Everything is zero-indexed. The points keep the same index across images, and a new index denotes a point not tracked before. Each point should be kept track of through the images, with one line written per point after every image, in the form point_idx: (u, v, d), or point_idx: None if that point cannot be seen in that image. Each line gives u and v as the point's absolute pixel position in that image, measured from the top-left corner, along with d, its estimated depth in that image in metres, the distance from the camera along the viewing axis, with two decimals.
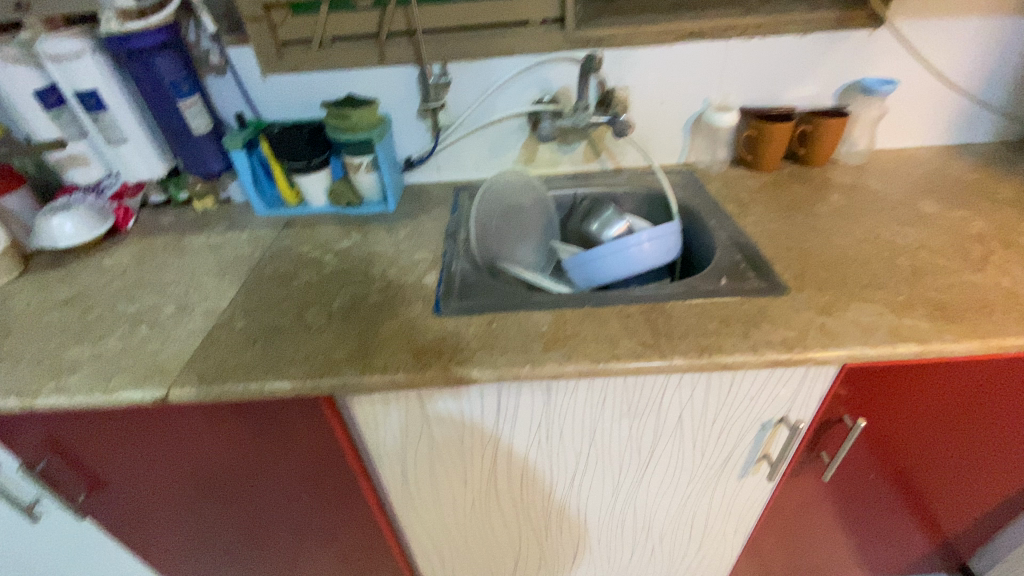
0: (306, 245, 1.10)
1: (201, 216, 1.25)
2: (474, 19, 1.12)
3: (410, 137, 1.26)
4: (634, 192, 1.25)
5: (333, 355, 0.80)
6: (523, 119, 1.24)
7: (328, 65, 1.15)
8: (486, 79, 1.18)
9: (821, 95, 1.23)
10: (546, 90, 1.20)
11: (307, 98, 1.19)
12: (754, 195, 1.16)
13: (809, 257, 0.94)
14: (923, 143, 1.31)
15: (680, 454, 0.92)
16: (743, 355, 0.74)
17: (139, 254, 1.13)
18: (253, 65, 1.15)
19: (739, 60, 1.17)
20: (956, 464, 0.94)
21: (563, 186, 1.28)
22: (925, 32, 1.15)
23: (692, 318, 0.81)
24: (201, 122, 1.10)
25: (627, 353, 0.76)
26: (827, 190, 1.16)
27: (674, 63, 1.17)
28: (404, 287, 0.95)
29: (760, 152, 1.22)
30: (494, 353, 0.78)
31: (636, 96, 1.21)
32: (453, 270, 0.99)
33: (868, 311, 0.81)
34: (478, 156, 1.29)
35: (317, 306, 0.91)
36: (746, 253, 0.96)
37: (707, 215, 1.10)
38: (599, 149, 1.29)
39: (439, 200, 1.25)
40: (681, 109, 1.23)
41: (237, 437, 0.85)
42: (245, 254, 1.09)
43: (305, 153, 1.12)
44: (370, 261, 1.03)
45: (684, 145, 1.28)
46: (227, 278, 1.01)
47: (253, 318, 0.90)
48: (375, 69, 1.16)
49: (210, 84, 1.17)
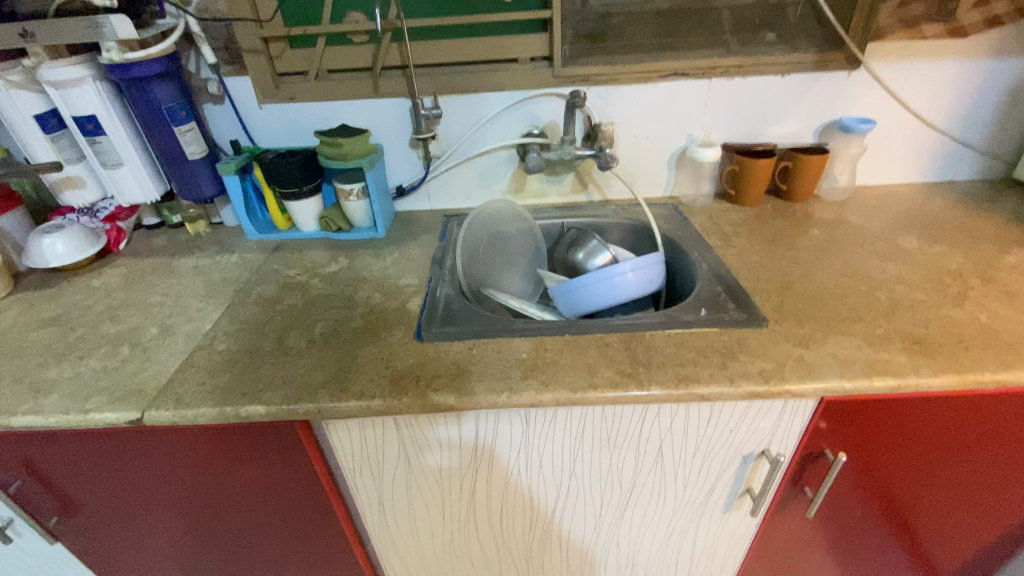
0: (294, 269, 1.11)
1: (192, 238, 1.27)
2: (465, 55, 1.17)
3: (402, 166, 1.29)
4: (620, 223, 1.27)
5: (311, 379, 0.80)
6: (512, 151, 1.27)
7: (323, 95, 1.19)
8: (476, 112, 1.21)
9: (801, 132, 1.26)
10: (534, 123, 1.23)
11: (301, 126, 1.22)
12: (738, 228, 1.18)
13: (789, 289, 0.95)
14: (903, 180, 1.34)
15: (661, 487, 0.90)
16: (720, 386, 0.75)
17: (128, 275, 1.14)
18: (250, 94, 1.18)
19: (720, 98, 1.21)
20: (943, 502, 0.92)
21: (550, 216, 1.30)
22: (899, 75, 1.20)
23: (671, 348, 0.82)
24: (196, 148, 1.12)
25: (605, 383, 0.76)
26: (809, 224, 1.18)
27: (658, 100, 1.21)
28: (388, 312, 0.95)
29: (743, 186, 1.24)
30: (473, 380, 0.77)
31: (621, 131, 1.24)
32: (437, 296, 1.00)
33: (845, 344, 0.81)
34: (468, 186, 1.32)
35: (300, 330, 0.91)
36: (727, 284, 0.97)
37: (691, 247, 1.12)
38: (587, 181, 1.31)
39: (429, 227, 1.27)
40: (666, 144, 1.26)
41: (213, 462, 0.84)
42: (233, 277, 1.10)
43: (297, 178, 1.14)
44: (356, 285, 1.04)
45: (669, 179, 1.31)
46: (213, 300, 1.02)
47: (235, 341, 0.90)
48: (368, 101, 1.20)
49: (207, 112, 1.21)
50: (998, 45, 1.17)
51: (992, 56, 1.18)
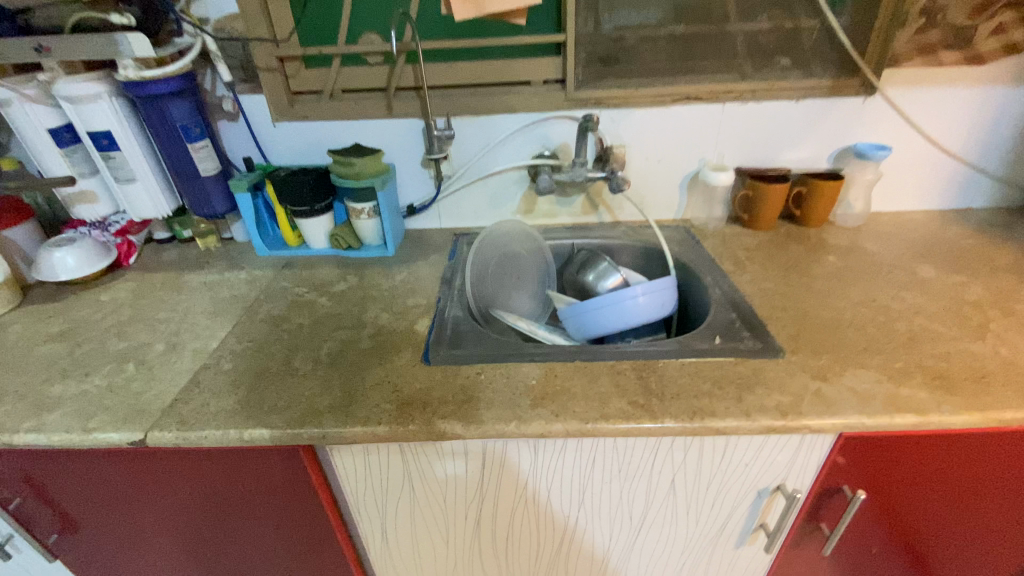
0: (302, 286, 1.11)
1: (202, 254, 1.27)
2: (479, 76, 1.17)
3: (413, 185, 1.29)
4: (631, 245, 1.26)
5: (316, 403, 0.78)
6: (523, 171, 1.26)
7: (337, 115, 1.19)
8: (488, 133, 1.21)
9: (815, 158, 1.25)
10: (546, 145, 1.23)
11: (314, 144, 1.23)
12: (751, 253, 1.16)
13: (805, 318, 0.93)
14: (919, 206, 1.32)
15: (673, 520, 0.87)
16: (736, 420, 0.72)
17: (137, 290, 1.13)
18: (265, 112, 1.19)
19: (734, 123, 1.21)
20: (967, 544, 0.89)
21: (561, 237, 1.29)
22: (915, 102, 1.19)
23: (684, 379, 0.80)
24: (209, 165, 1.13)
25: (616, 414, 0.74)
26: (823, 251, 1.16)
27: (672, 124, 1.20)
28: (396, 334, 0.94)
29: (756, 211, 1.23)
30: (481, 407, 0.76)
31: (634, 154, 1.24)
32: (446, 317, 0.99)
33: (864, 377, 0.79)
34: (478, 206, 1.31)
35: (306, 351, 0.90)
36: (741, 312, 0.96)
37: (704, 272, 1.10)
38: (598, 202, 1.31)
39: (438, 246, 1.26)
40: (678, 167, 1.26)
41: (216, 485, 0.83)
42: (241, 294, 1.10)
43: (308, 196, 1.14)
44: (364, 305, 1.03)
45: (681, 202, 1.30)
46: (221, 317, 1.01)
47: (241, 360, 0.89)
48: (382, 121, 1.20)
49: (221, 129, 1.21)
50: (1015, 74, 1.16)
51: (1009, 84, 1.17)
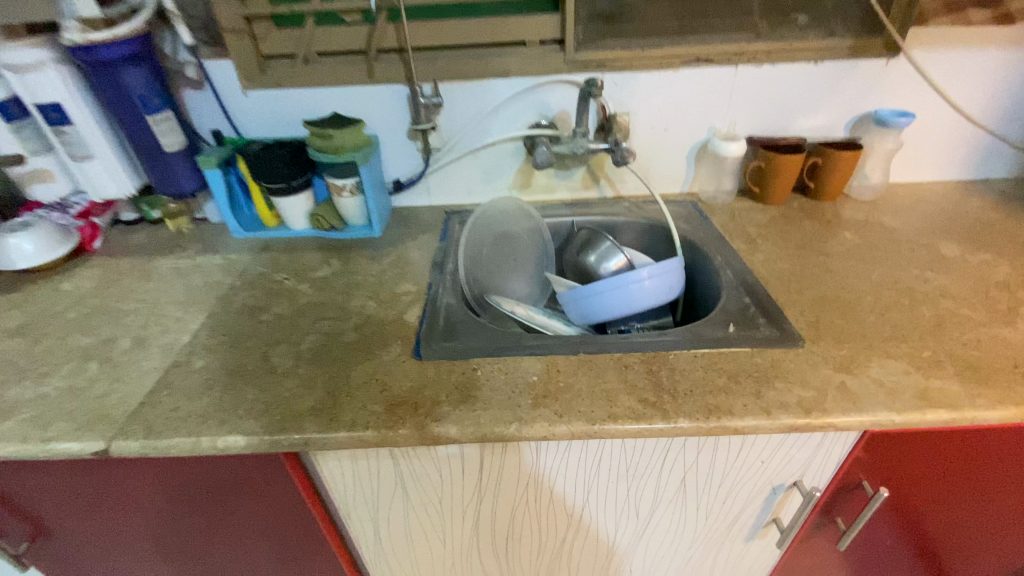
0: (282, 272, 1.02)
1: (174, 236, 1.17)
2: (469, 37, 1.06)
3: (399, 159, 1.19)
4: (635, 222, 1.18)
5: (297, 405, 0.71)
6: (519, 143, 1.17)
7: (313, 81, 1.09)
8: (480, 100, 1.11)
9: (832, 126, 1.16)
10: (543, 113, 1.13)
11: (289, 114, 1.12)
12: (763, 231, 1.09)
13: (824, 303, 0.86)
14: (941, 177, 1.23)
15: (681, 517, 0.83)
16: (755, 419, 0.67)
17: (102, 277, 1.05)
18: (233, 79, 1.08)
19: (747, 87, 1.11)
20: (995, 545, 0.84)
21: (560, 214, 1.21)
22: (942, 63, 1.09)
23: (698, 373, 0.73)
24: (173, 139, 1.02)
25: (626, 413, 0.67)
26: (838, 226, 1.09)
27: (679, 89, 1.11)
28: (383, 325, 0.86)
29: (768, 184, 1.15)
30: (478, 408, 0.69)
31: (638, 123, 1.15)
32: (438, 305, 0.92)
33: (891, 369, 0.73)
34: (471, 180, 1.22)
35: (286, 345, 0.83)
36: (756, 296, 0.89)
37: (713, 252, 1.03)
38: (599, 176, 1.22)
39: (429, 225, 1.18)
40: (685, 137, 1.17)
41: (194, 491, 0.77)
42: (215, 281, 1.01)
43: (285, 172, 1.04)
44: (349, 293, 0.95)
45: (688, 174, 1.22)
46: (193, 308, 0.93)
47: (215, 357, 0.81)
48: (363, 87, 1.10)
49: (186, 99, 1.10)
50: None
51: None
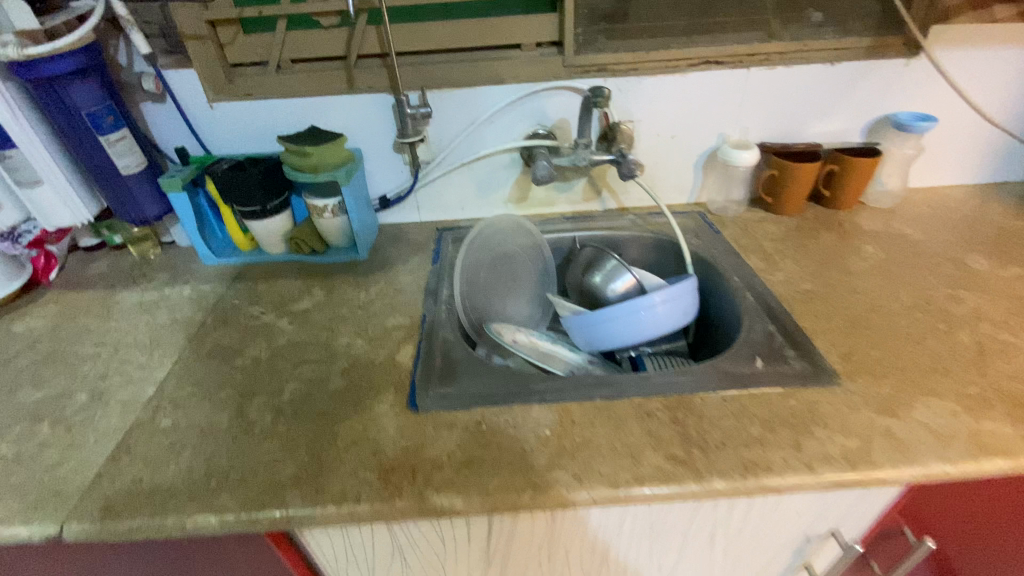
0: (259, 305, 0.93)
1: (138, 264, 1.07)
2: (459, 41, 0.97)
3: (385, 174, 1.09)
4: (641, 237, 1.10)
5: (278, 474, 0.63)
6: (516, 154, 1.08)
7: (288, 92, 0.98)
8: (472, 109, 1.02)
9: (847, 131, 1.10)
10: (542, 122, 1.04)
11: (262, 128, 1.02)
12: (780, 246, 1.02)
13: (856, 331, 0.80)
14: (958, 181, 1.17)
15: (707, 569, 0.76)
16: (796, 476, 0.60)
17: (58, 316, 0.94)
18: (197, 90, 0.97)
19: (759, 91, 1.03)
20: None
21: (561, 228, 1.13)
22: (964, 63, 1.03)
23: (728, 421, 0.66)
24: (131, 160, 0.91)
25: (653, 475, 0.60)
26: (858, 239, 1.03)
27: (687, 94, 1.03)
28: (374, 368, 0.78)
29: (781, 194, 1.08)
30: (486, 472, 0.61)
31: (642, 131, 1.07)
32: (434, 341, 0.83)
33: (937, 410, 0.67)
34: (464, 195, 1.13)
35: (265, 397, 0.74)
36: (780, 324, 0.82)
37: (729, 272, 0.96)
38: (601, 187, 1.14)
39: (420, 245, 1.09)
40: (693, 145, 1.09)
41: (164, 570, 0.68)
42: (184, 317, 0.91)
43: (259, 195, 0.94)
44: (334, 329, 0.86)
45: (695, 184, 1.14)
46: (159, 352, 0.84)
47: (184, 415, 0.72)
48: (343, 98, 1.00)
49: (146, 114, 0.99)
50: None
51: None
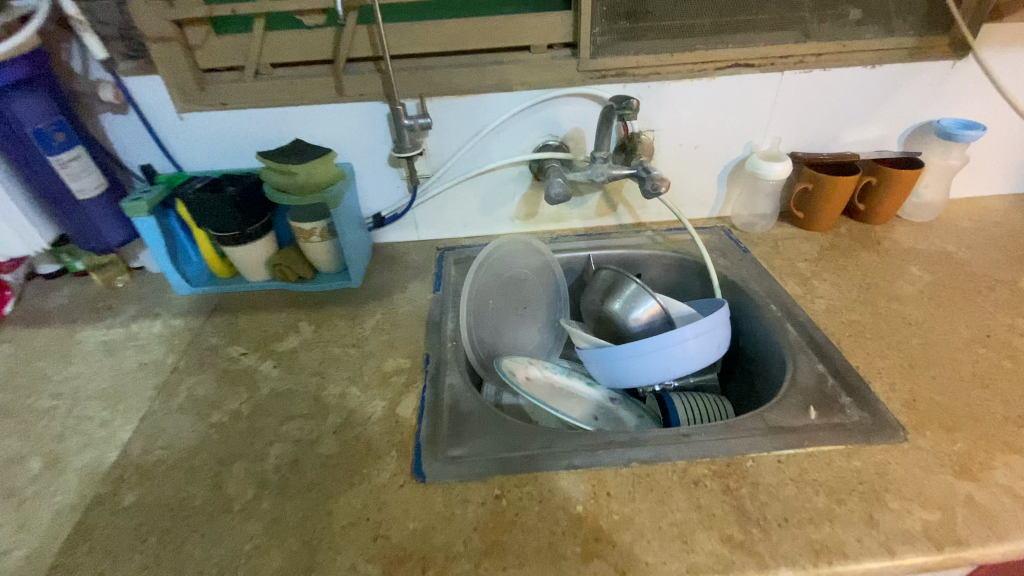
0: (239, 343, 0.82)
1: (102, 294, 0.95)
2: (462, 43, 0.86)
3: (379, 189, 0.98)
4: (661, 257, 1.01)
5: (262, 568, 0.53)
6: (523, 167, 0.98)
7: (268, 100, 0.87)
8: (477, 118, 0.92)
9: (884, 138, 1.01)
10: (553, 132, 0.95)
11: (241, 142, 0.91)
12: (816, 268, 0.93)
13: (914, 372, 0.72)
14: (997, 191, 1.09)
15: None
16: (877, 562, 0.51)
17: (9, 359, 0.83)
18: (164, 99, 0.86)
19: (791, 96, 0.94)
20: None
21: (573, 247, 1.03)
22: (1013, 65, 0.94)
23: (787, 490, 0.57)
24: (87, 183, 0.79)
25: (709, 564, 0.51)
26: (899, 259, 0.94)
27: (713, 100, 0.94)
28: (373, 423, 0.68)
29: (814, 209, 0.99)
30: (511, 564, 0.52)
31: (663, 140, 0.97)
32: (440, 387, 0.73)
33: (1021, 471, 0.59)
34: (466, 211, 1.03)
35: (246, 464, 0.63)
36: (830, 364, 0.73)
37: (764, 299, 0.87)
38: (617, 201, 1.04)
39: (419, 268, 0.98)
40: (717, 155, 1.00)
41: None
42: (154, 359, 0.80)
43: (237, 219, 0.83)
44: (326, 373, 0.75)
45: (719, 197, 1.05)
46: (124, 406, 0.73)
47: (152, 489, 0.62)
48: (331, 106, 0.89)
49: (107, 126, 0.87)
50: None
51: None
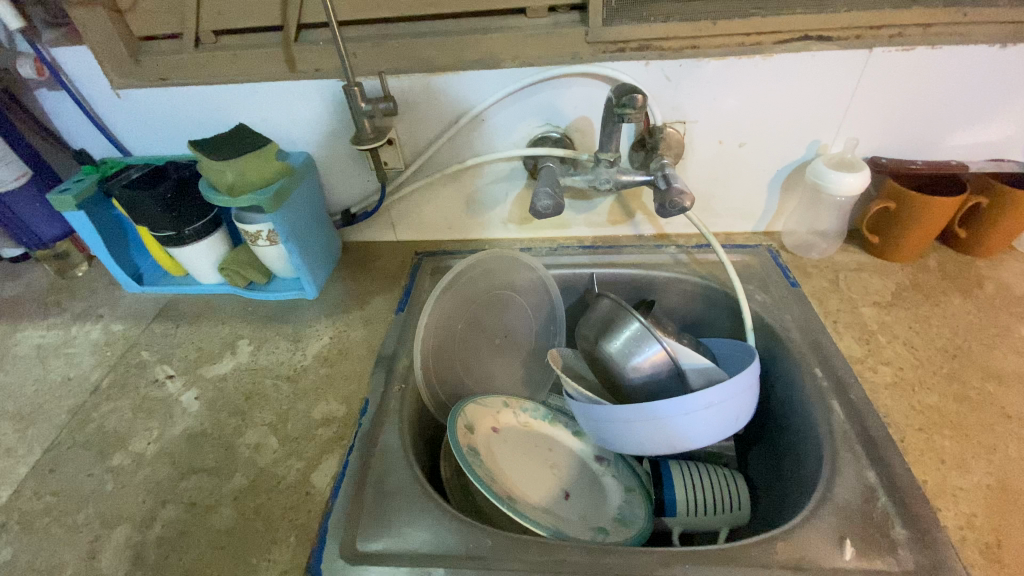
0: (170, 363, 0.73)
1: (55, 285, 0.88)
2: (439, 5, 0.67)
3: (347, 182, 0.84)
4: (684, 282, 0.82)
5: None
6: (517, 163, 0.80)
7: (210, 76, 0.73)
8: (458, 102, 0.74)
9: (1009, 142, 0.74)
10: (553, 122, 0.75)
11: (189, 125, 0.78)
12: (884, 317, 0.72)
13: (1004, 500, 0.52)
14: None
15: None
16: None
17: None
18: (97, 73, 0.73)
19: (881, 82, 0.69)
20: None
21: (575, 261, 0.85)
22: None
23: None
24: (6, 173, 0.73)
25: None
26: (1007, 314, 0.71)
27: (769, 85, 0.70)
28: (281, 491, 0.56)
29: (892, 233, 0.77)
30: None
31: (697, 136, 0.76)
32: (374, 447, 0.60)
33: None
34: (451, 211, 0.87)
35: (130, 530, 0.54)
36: (884, 473, 0.55)
37: (806, 359, 0.67)
38: (633, 208, 0.84)
39: (389, 277, 0.84)
40: (769, 156, 0.77)
41: None
42: (81, 373, 0.72)
43: (168, 219, 0.71)
44: (248, 414, 0.64)
45: (768, 208, 0.83)
46: (33, 432, 0.65)
47: (28, 547, 0.54)
48: (282, 84, 0.73)
49: (39, 103, 0.77)
50: None
51: None
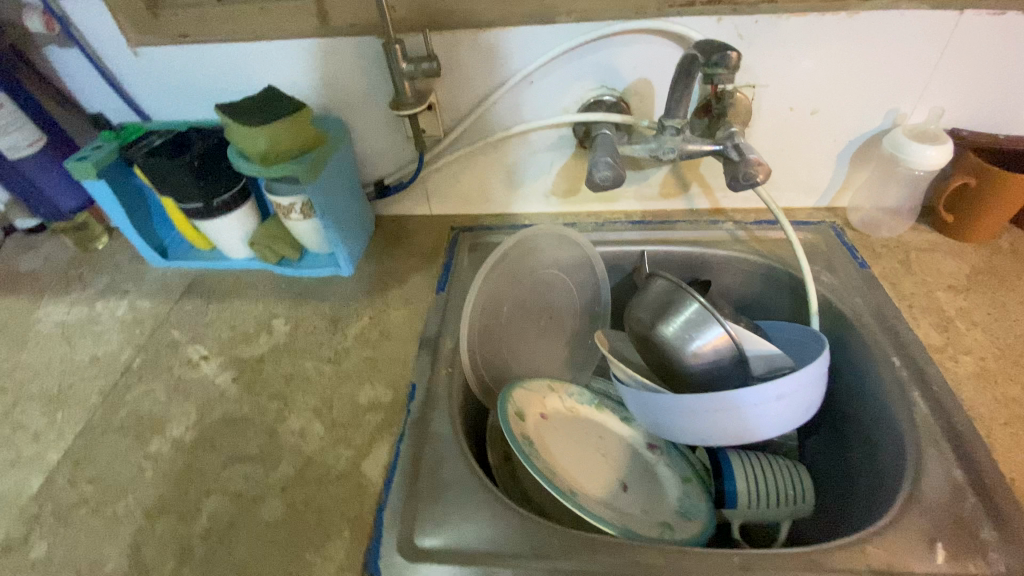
0: (202, 343, 0.69)
1: (76, 258, 0.84)
2: None
3: (381, 151, 0.78)
4: (741, 261, 0.77)
5: None
6: (565, 130, 0.74)
7: (235, 32, 0.67)
8: (503, 61, 0.67)
9: None
10: (608, 85, 0.69)
11: (209, 87, 0.72)
12: (961, 303, 0.67)
13: None
14: None
15: None
16: None
17: None
18: (113, 29, 0.67)
19: (977, 43, 0.62)
20: None
21: (624, 238, 0.80)
22: None
23: None
24: (19, 138, 0.70)
25: None
26: None
27: (852, 44, 0.63)
28: (329, 482, 0.53)
29: (969, 212, 0.71)
30: None
31: (766, 102, 0.69)
32: (425, 436, 0.57)
33: None
34: (490, 183, 0.81)
35: (174, 521, 0.52)
36: (974, 472, 0.51)
37: (880, 348, 0.63)
38: (689, 180, 0.79)
39: (427, 253, 0.80)
40: (842, 125, 0.71)
41: None
42: (110, 352, 0.69)
43: (195, 189, 0.66)
44: (289, 400, 0.61)
45: (834, 182, 0.77)
46: (64, 415, 0.62)
47: (66, 539, 0.51)
48: (314, 40, 0.67)
49: (50, 62, 0.72)
50: None
51: None
